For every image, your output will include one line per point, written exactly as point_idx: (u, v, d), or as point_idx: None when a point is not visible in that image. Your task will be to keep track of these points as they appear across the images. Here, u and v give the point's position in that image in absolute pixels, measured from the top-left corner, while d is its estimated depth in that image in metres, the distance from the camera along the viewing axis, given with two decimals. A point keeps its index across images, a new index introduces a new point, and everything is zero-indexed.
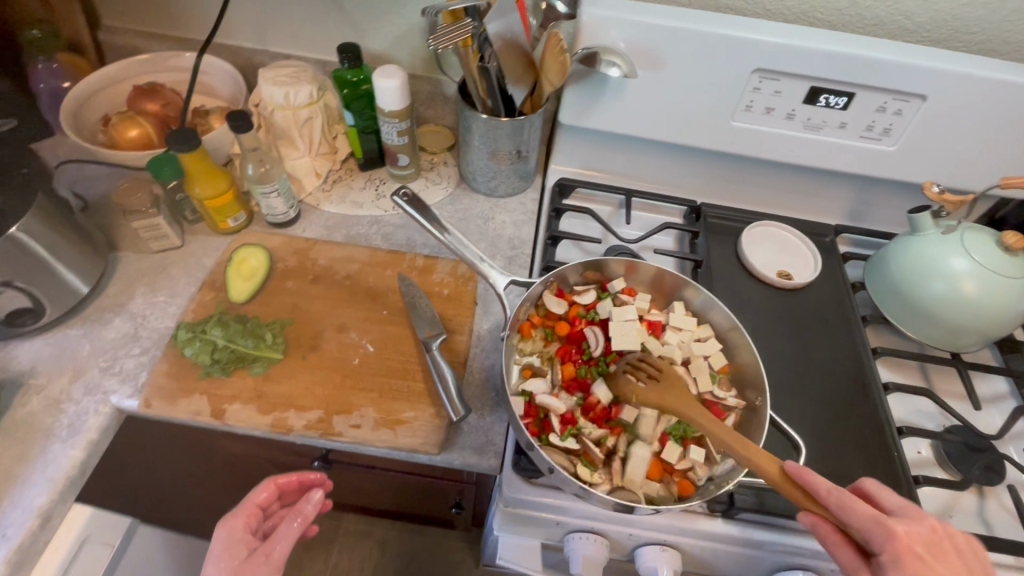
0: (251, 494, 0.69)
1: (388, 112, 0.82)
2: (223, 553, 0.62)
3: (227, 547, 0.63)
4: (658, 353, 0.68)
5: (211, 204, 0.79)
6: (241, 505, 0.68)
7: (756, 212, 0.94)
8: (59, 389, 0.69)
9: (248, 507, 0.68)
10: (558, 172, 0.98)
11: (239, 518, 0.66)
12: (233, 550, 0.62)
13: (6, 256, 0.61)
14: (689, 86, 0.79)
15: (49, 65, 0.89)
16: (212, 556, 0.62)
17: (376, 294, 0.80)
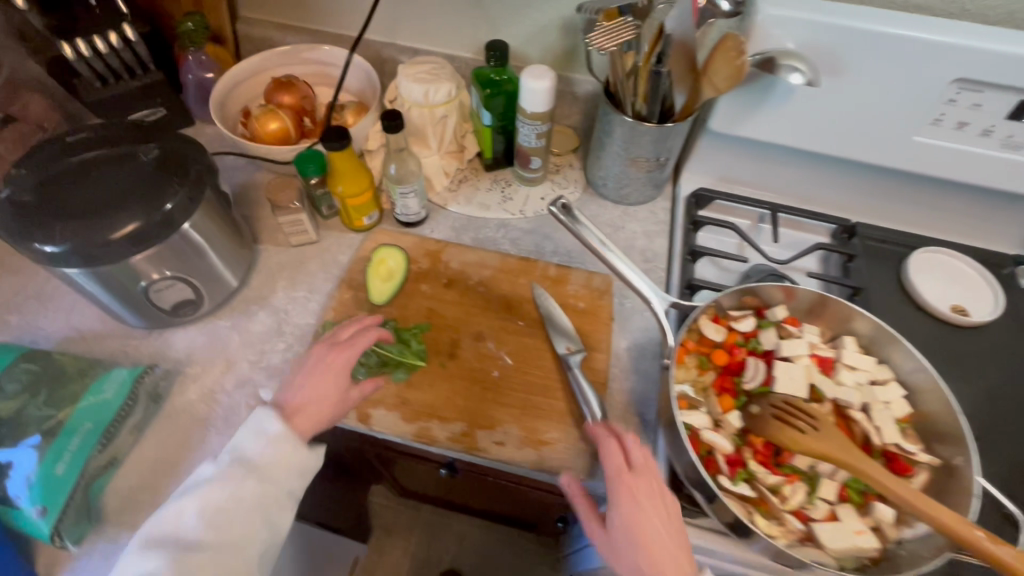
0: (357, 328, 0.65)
1: (530, 113, 0.79)
2: (313, 376, 0.60)
3: (327, 362, 0.62)
4: (832, 394, 0.62)
5: (352, 201, 0.80)
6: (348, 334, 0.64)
7: (917, 236, 0.85)
8: (213, 379, 0.70)
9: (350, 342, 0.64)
10: (693, 181, 0.92)
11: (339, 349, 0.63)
12: (322, 376, 0.60)
13: (175, 252, 0.63)
14: (869, 95, 0.71)
15: (197, 55, 0.90)
16: (302, 371, 0.62)
17: (511, 303, 0.78)
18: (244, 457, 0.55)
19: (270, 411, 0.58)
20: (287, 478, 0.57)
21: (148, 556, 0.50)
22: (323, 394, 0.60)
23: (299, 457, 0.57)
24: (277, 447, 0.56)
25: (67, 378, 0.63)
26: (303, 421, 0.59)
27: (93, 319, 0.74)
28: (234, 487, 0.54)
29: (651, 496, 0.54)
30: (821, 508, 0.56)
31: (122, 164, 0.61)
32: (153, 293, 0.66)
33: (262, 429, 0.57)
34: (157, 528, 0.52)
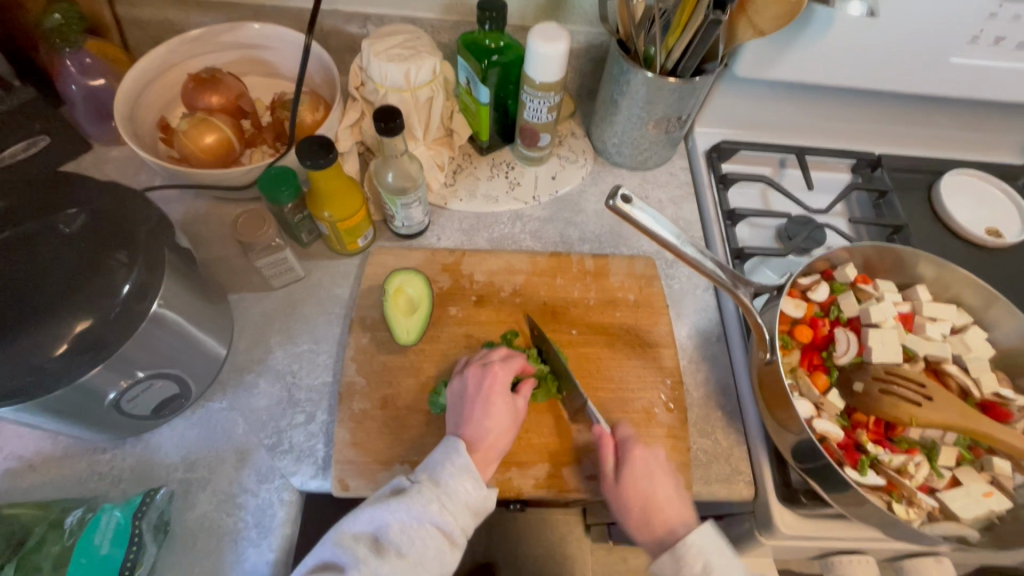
0: (506, 367, 0.59)
1: (540, 84, 0.66)
2: (490, 405, 0.56)
3: (482, 394, 0.57)
4: (924, 352, 0.60)
5: (345, 225, 0.65)
6: (493, 369, 0.58)
7: (931, 158, 0.83)
8: (227, 480, 0.56)
9: (499, 383, 0.57)
10: (707, 134, 0.84)
11: (494, 381, 0.57)
12: (497, 405, 0.56)
13: (141, 348, 0.48)
14: (911, 19, 0.64)
15: (77, 57, 0.68)
16: (465, 404, 0.57)
17: (556, 309, 0.68)
18: (435, 483, 0.51)
19: (460, 444, 0.53)
20: (464, 517, 0.51)
21: (342, 551, 0.48)
22: (502, 430, 0.56)
23: (477, 493, 0.52)
24: (463, 485, 0.51)
25: (38, 539, 0.48)
26: (485, 463, 0.55)
27: (39, 440, 0.56)
28: (419, 514, 0.49)
29: (653, 468, 0.56)
30: (943, 477, 0.55)
31: (36, 246, 0.44)
32: (125, 401, 0.51)
33: (452, 459, 0.52)
34: (353, 522, 0.50)
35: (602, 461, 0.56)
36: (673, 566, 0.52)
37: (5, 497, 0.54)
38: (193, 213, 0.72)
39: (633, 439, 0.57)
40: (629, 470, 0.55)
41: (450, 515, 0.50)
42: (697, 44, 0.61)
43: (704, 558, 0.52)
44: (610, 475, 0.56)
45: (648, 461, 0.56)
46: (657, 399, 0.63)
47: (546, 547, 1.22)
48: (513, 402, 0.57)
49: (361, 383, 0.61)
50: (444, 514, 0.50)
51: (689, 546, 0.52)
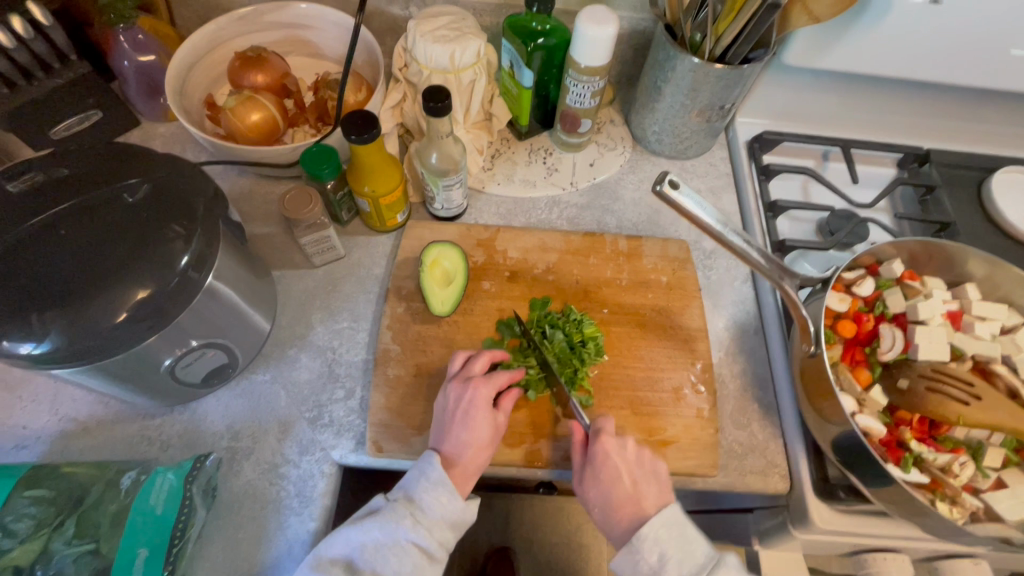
0: (490, 381, 0.57)
1: (585, 68, 0.66)
2: (470, 421, 0.55)
3: (466, 409, 0.55)
4: (973, 352, 0.58)
5: (385, 200, 0.65)
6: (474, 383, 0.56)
7: (981, 155, 0.81)
8: (270, 449, 0.58)
9: (481, 399, 0.55)
10: (749, 124, 0.83)
11: (476, 396, 0.55)
12: (477, 419, 0.55)
13: (196, 317, 0.49)
14: (971, 9, 0.62)
15: (131, 33, 0.69)
16: (447, 418, 0.56)
17: (589, 290, 0.68)
18: (409, 500, 0.52)
19: (435, 459, 0.53)
20: (441, 531, 0.52)
21: (319, 573, 0.48)
22: (482, 445, 0.55)
23: (454, 507, 0.53)
24: (436, 500, 0.52)
25: (96, 497, 0.50)
26: (465, 477, 0.54)
27: (93, 404, 0.59)
28: (393, 532, 0.50)
29: (626, 465, 0.55)
30: (989, 478, 0.54)
31: (100, 214, 0.46)
32: (178, 369, 0.53)
33: (425, 474, 0.53)
34: (330, 542, 0.51)
35: (574, 457, 0.56)
36: (633, 558, 0.52)
37: (62, 457, 0.56)
38: (237, 189, 0.73)
39: (608, 432, 0.55)
40: (597, 467, 0.54)
41: (425, 530, 0.51)
42: (751, 29, 0.60)
43: (659, 547, 0.52)
44: (583, 472, 0.56)
45: (614, 464, 0.54)
46: (686, 379, 0.63)
47: (563, 535, 1.23)
48: (493, 413, 0.56)
49: (399, 359, 0.63)
50: (419, 531, 0.51)
51: (644, 538, 0.52)
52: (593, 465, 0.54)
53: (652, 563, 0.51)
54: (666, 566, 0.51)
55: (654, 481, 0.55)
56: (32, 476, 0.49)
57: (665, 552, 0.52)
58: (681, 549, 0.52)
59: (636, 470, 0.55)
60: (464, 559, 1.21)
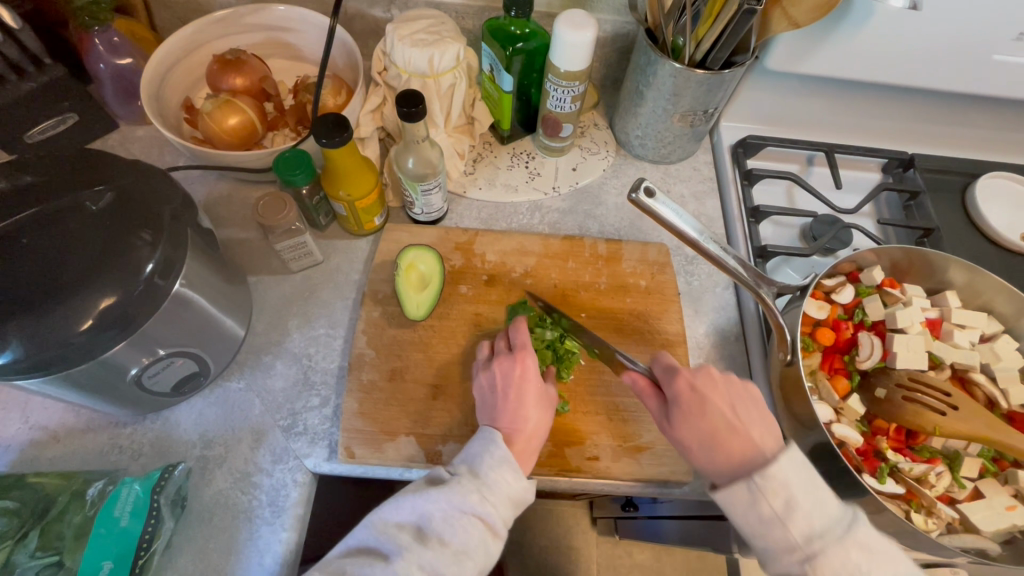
0: (528, 353, 0.58)
1: (564, 72, 0.65)
2: (523, 393, 0.56)
3: (516, 385, 0.56)
4: (951, 360, 0.58)
5: (361, 204, 0.65)
6: (517, 361, 0.57)
7: (966, 160, 0.81)
8: (242, 458, 0.57)
9: (525, 374, 0.57)
10: (733, 129, 0.82)
11: (520, 371, 0.57)
12: (530, 393, 0.56)
13: (163, 325, 0.49)
14: (953, 13, 0.62)
15: (106, 35, 0.69)
16: (495, 396, 0.56)
17: (568, 294, 0.68)
18: (473, 475, 0.50)
19: (497, 433, 0.52)
20: (505, 508, 0.49)
21: (385, 539, 0.46)
22: (536, 418, 0.55)
23: (519, 485, 0.50)
24: (502, 476, 0.50)
25: (61, 508, 0.49)
26: (525, 453, 0.54)
27: (63, 412, 0.58)
28: (461, 505, 0.47)
29: (717, 401, 0.52)
30: (965, 488, 0.53)
31: (63, 222, 0.45)
32: (146, 378, 0.52)
33: (491, 451, 0.51)
34: (389, 509, 0.48)
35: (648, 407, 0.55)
36: (749, 496, 0.47)
37: (30, 467, 0.55)
38: (215, 194, 0.73)
39: (677, 368, 0.55)
40: (682, 408, 0.53)
41: (491, 505, 0.48)
42: (727, 37, 0.59)
43: (787, 492, 0.46)
44: (666, 419, 0.54)
45: (701, 395, 0.53)
46: None
47: (552, 538, 1.23)
48: (543, 387, 0.57)
49: (374, 362, 0.62)
50: (485, 504, 0.48)
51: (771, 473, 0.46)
52: (680, 407, 0.53)
53: (769, 511, 0.46)
54: (790, 516, 0.45)
55: (751, 413, 0.51)
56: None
57: (792, 500, 0.45)
58: (813, 500, 0.46)
59: (713, 395, 0.53)
60: None
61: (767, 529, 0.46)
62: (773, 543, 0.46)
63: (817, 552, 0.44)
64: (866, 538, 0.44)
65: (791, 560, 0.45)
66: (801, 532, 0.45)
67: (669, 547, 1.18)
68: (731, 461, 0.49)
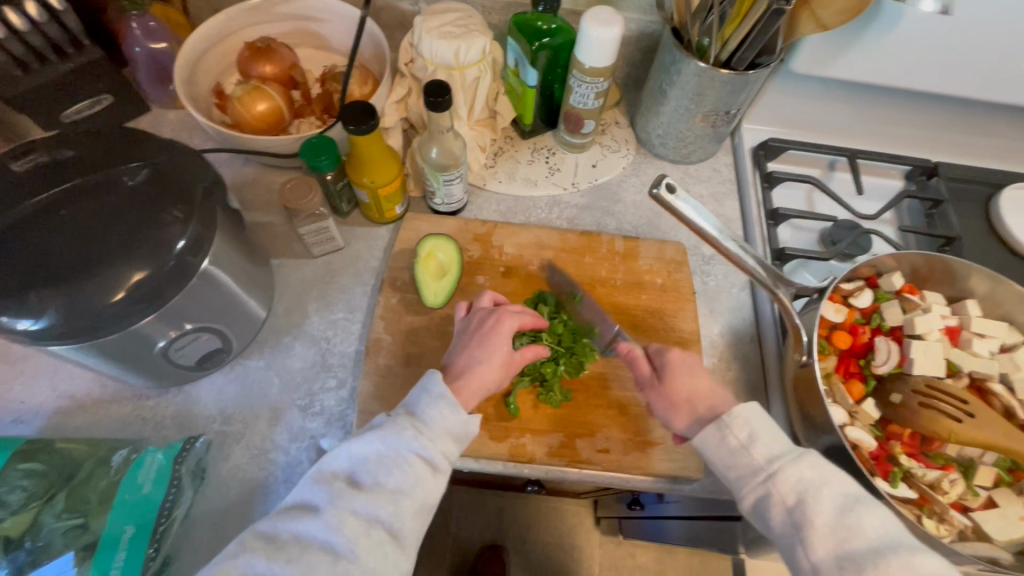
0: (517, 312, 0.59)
1: (589, 69, 0.66)
2: (488, 338, 0.57)
3: (485, 329, 0.58)
4: (969, 369, 0.58)
5: (384, 191, 0.66)
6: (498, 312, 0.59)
7: (992, 170, 0.80)
8: (260, 435, 0.58)
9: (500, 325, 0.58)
10: (755, 131, 0.82)
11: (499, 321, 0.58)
12: (496, 340, 0.57)
13: (191, 300, 0.50)
14: (984, 19, 0.61)
15: (143, 20, 0.70)
16: (463, 341, 0.58)
17: (583, 288, 0.69)
18: (410, 415, 0.50)
19: (437, 373, 0.52)
20: (445, 442, 0.49)
21: (318, 490, 0.46)
22: (492, 366, 0.55)
23: (457, 420, 0.50)
24: (439, 413, 0.50)
25: (87, 473, 0.51)
26: (467, 394, 0.54)
27: (90, 382, 0.60)
28: (395, 443, 0.48)
29: (692, 370, 0.57)
30: (979, 496, 0.53)
31: (101, 196, 0.46)
32: (173, 351, 0.54)
33: (427, 390, 0.51)
34: (328, 460, 0.48)
35: (637, 372, 0.59)
36: (718, 433, 0.50)
37: (57, 433, 0.57)
38: (241, 178, 0.74)
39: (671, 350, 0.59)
40: (670, 371, 0.57)
41: (428, 440, 0.48)
42: (755, 37, 0.59)
43: (748, 428, 0.50)
44: (654, 380, 0.58)
45: (687, 371, 0.57)
46: None
47: (556, 535, 1.23)
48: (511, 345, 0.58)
49: (389, 344, 0.63)
50: (421, 440, 0.48)
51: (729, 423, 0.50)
52: (668, 370, 0.57)
53: (736, 443, 0.50)
54: (753, 444, 0.49)
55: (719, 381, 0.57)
56: (26, 449, 0.51)
57: (756, 432, 0.49)
58: (769, 431, 0.49)
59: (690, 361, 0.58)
60: (455, 555, 1.21)
61: (737, 460, 0.49)
62: (739, 472, 0.49)
63: (777, 470, 0.47)
64: (818, 459, 0.47)
65: (756, 484, 0.48)
66: (763, 455, 0.48)
67: (673, 548, 1.18)
68: (699, 411, 0.54)
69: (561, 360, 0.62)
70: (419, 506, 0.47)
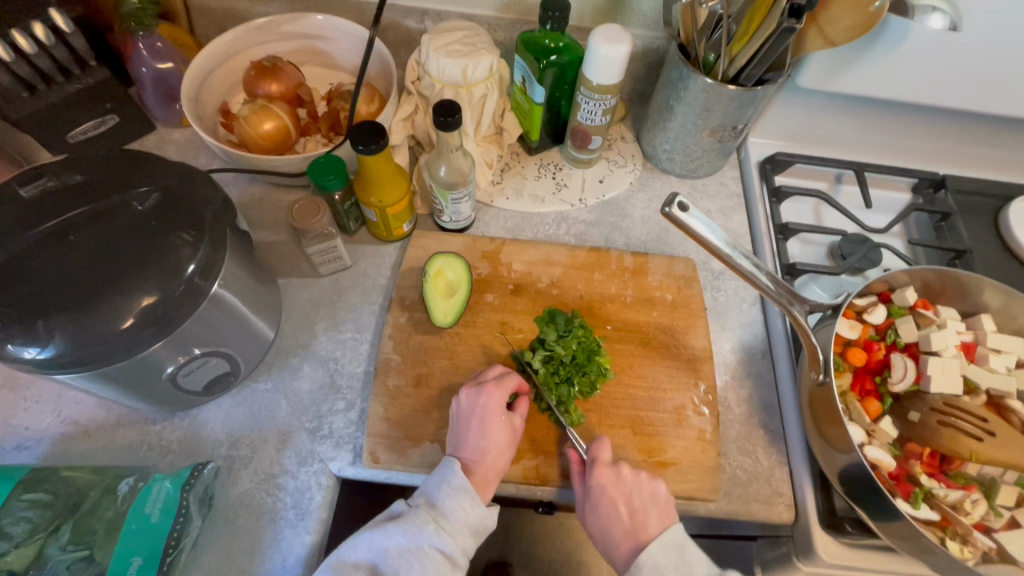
0: (500, 389, 0.57)
1: (597, 86, 0.65)
2: (486, 426, 0.55)
3: (482, 417, 0.55)
4: (986, 385, 0.57)
5: (392, 210, 0.66)
6: (487, 395, 0.56)
7: (999, 182, 0.80)
8: (268, 459, 0.57)
9: (493, 410, 0.55)
10: (761, 145, 0.82)
11: (489, 405, 0.56)
12: (494, 425, 0.55)
13: (200, 325, 0.50)
14: (992, 35, 0.61)
15: (150, 40, 0.70)
16: (461, 425, 0.56)
17: (592, 305, 0.68)
18: (432, 506, 0.52)
19: (456, 462, 0.53)
20: (463, 539, 0.52)
21: None
22: (500, 450, 0.55)
23: (476, 513, 0.52)
24: (460, 506, 0.52)
25: (93, 502, 0.50)
26: (485, 483, 0.54)
27: (95, 407, 0.59)
28: (417, 537, 0.50)
29: (615, 495, 0.54)
30: (1001, 517, 0.52)
31: (111, 220, 0.46)
32: (181, 376, 0.53)
33: (447, 480, 0.53)
34: (350, 547, 0.50)
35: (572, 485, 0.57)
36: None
37: (62, 460, 0.56)
38: (247, 197, 0.74)
39: (602, 459, 0.55)
40: (591, 501, 0.54)
41: (448, 536, 0.51)
42: (764, 53, 0.59)
43: (657, 572, 0.53)
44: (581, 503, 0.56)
45: (608, 492, 0.54)
46: (690, 400, 0.62)
47: (563, 552, 1.22)
48: (508, 419, 0.57)
49: (398, 363, 0.63)
50: (442, 536, 0.50)
51: (642, 564, 0.53)
52: (587, 495, 0.55)
53: (668, 560, 0.53)
54: (685, 557, 0.53)
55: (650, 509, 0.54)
56: (31, 478, 0.49)
57: (662, 574, 0.52)
58: (680, 575, 0.52)
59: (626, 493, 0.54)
60: None
61: (677, 574, 0.53)
62: None
63: None
64: None
65: None
66: None
67: None
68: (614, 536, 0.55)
69: (575, 380, 0.60)
70: None
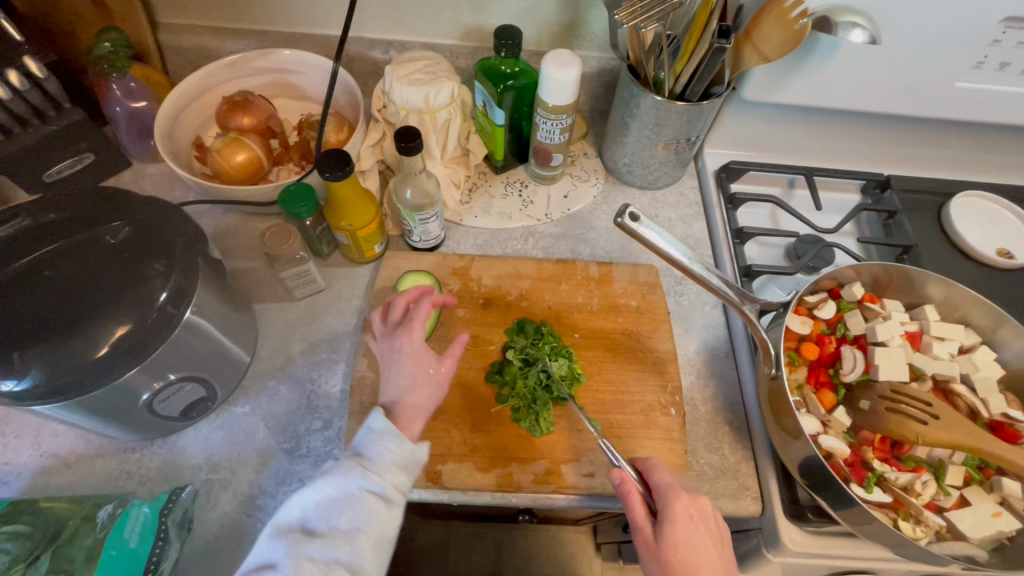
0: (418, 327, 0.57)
1: (552, 107, 0.69)
2: (403, 367, 0.55)
3: (408, 358, 0.56)
4: (932, 371, 0.60)
5: (362, 233, 0.68)
6: (410, 335, 0.56)
7: (940, 180, 0.84)
8: (248, 481, 0.59)
9: (415, 352, 0.56)
10: (717, 155, 0.86)
11: (407, 344, 0.56)
12: (412, 368, 0.55)
13: (174, 353, 0.51)
14: (913, 46, 0.66)
15: (123, 81, 0.73)
16: (386, 369, 0.57)
17: (560, 314, 0.71)
18: (357, 456, 0.50)
19: (377, 411, 0.52)
20: (394, 476, 0.50)
21: (276, 544, 0.44)
22: (422, 389, 0.55)
23: (404, 450, 0.51)
24: (384, 447, 0.50)
25: (71, 532, 0.51)
26: (411, 421, 0.54)
27: (73, 439, 0.60)
28: (344, 485, 0.47)
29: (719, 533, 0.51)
30: (950, 495, 0.55)
31: (84, 256, 0.48)
32: (157, 403, 0.55)
33: (369, 428, 0.51)
34: (280, 514, 0.47)
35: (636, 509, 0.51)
36: None
37: (41, 493, 0.57)
38: (222, 226, 0.76)
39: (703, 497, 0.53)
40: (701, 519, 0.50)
41: (377, 476, 0.49)
42: (702, 71, 0.64)
43: None
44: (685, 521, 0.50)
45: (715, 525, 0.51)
46: (657, 402, 0.65)
47: (558, 566, 1.21)
48: (433, 363, 0.56)
49: (372, 378, 0.64)
50: (371, 478, 0.48)
51: None
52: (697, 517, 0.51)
53: None
54: None
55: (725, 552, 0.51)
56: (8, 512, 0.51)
57: None
58: None
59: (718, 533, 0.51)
60: None
61: None
62: None
63: None
64: None
65: None
66: None
67: None
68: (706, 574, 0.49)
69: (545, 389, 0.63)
70: (377, 544, 0.47)
